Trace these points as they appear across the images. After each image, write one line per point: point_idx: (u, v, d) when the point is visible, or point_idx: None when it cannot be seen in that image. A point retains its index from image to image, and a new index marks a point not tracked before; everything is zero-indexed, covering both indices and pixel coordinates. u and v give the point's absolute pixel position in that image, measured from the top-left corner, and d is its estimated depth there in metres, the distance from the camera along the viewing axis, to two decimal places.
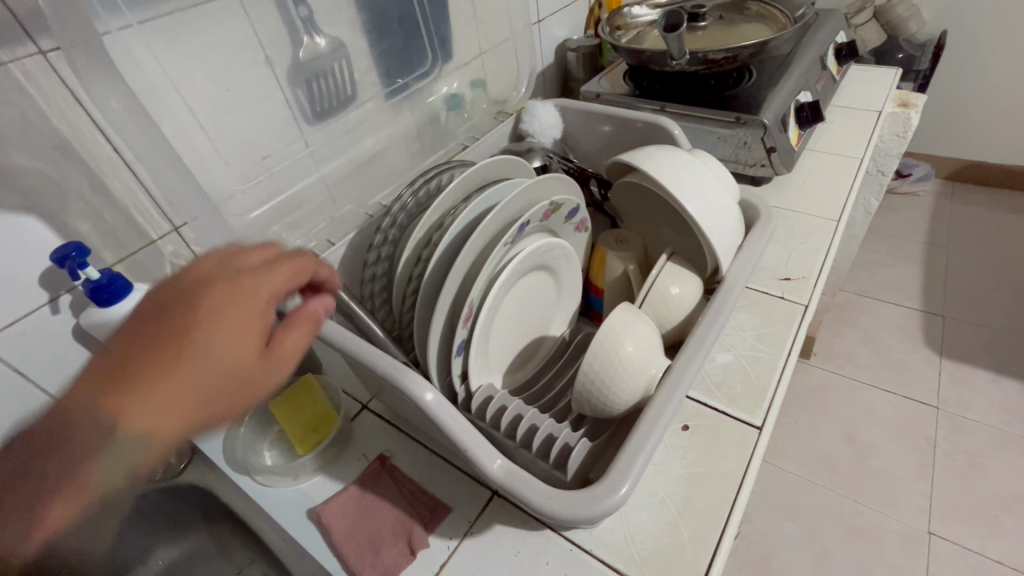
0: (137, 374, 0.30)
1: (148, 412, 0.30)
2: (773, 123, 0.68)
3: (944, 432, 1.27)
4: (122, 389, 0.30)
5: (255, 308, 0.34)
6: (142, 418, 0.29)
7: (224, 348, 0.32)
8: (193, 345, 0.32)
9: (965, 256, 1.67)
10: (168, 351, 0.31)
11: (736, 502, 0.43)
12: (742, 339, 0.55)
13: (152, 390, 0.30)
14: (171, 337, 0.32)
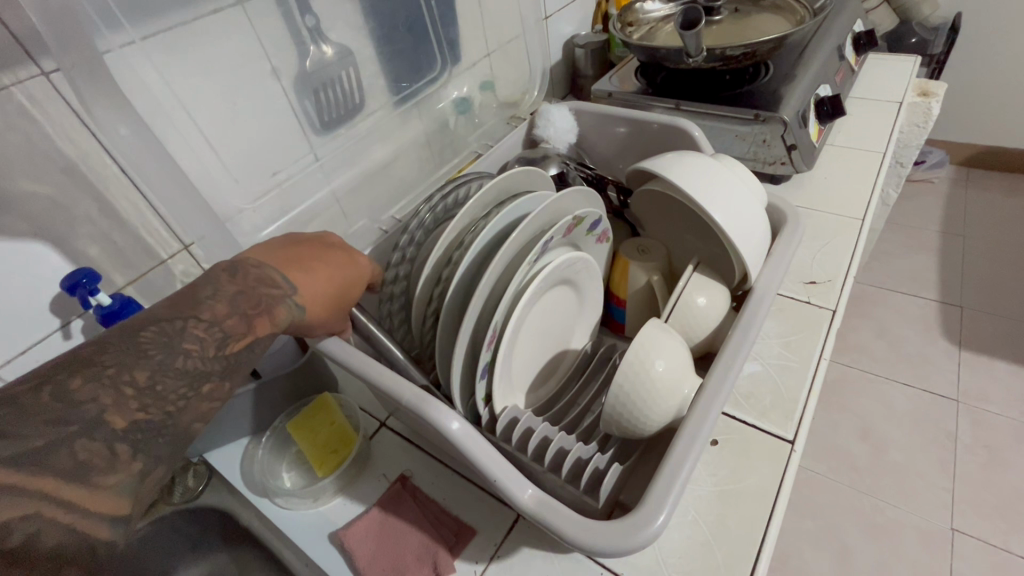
0: (298, 267, 0.37)
1: (308, 290, 0.36)
2: (793, 119, 0.66)
3: (964, 426, 1.24)
4: (294, 269, 0.36)
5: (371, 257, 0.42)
6: (304, 296, 0.36)
7: (357, 277, 0.40)
8: (341, 263, 0.39)
9: (982, 243, 1.63)
10: (323, 259, 0.38)
11: (771, 522, 0.41)
12: (769, 348, 0.53)
13: (312, 277, 0.37)
14: (323, 251, 0.39)
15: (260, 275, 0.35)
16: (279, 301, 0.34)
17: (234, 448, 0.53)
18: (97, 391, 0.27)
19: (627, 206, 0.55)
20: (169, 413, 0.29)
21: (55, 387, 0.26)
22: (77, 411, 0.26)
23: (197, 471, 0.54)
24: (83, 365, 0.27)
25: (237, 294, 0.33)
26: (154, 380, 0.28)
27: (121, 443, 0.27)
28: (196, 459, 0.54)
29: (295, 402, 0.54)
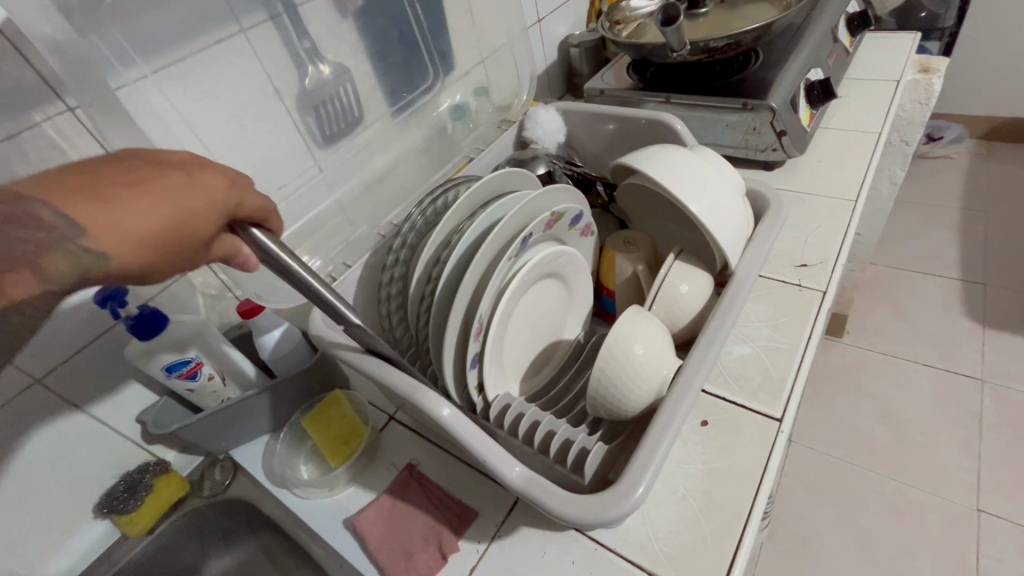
0: (94, 197, 0.28)
1: (102, 231, 0.27)
2: (782, 106, 0.67)
3: (989, 404, 1.22)
4: (77, 205, 0.27)
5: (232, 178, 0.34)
6: (95, 239, 0.26)
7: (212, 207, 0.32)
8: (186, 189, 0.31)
9: (1005, 217, 1.60)
10: (138, 191, 0.29)
11: (759, 494, 0.43)
12: (758, 329, 0.55)
13: (116, 215, 0.28)
14: (147, 179, 0.30)
15: (19, 213, 0.25)
16: (47, 246, 0.25)
17: (257, 445, 0.58)
18: None
19: (613, 201, 0.57)
20: None
21: None
22: None
23: (224, 466, 0.59)
24: None
25: None
26: None
27: None
28: (223, 455, 0.59)
29: (309, 399, 0.58)
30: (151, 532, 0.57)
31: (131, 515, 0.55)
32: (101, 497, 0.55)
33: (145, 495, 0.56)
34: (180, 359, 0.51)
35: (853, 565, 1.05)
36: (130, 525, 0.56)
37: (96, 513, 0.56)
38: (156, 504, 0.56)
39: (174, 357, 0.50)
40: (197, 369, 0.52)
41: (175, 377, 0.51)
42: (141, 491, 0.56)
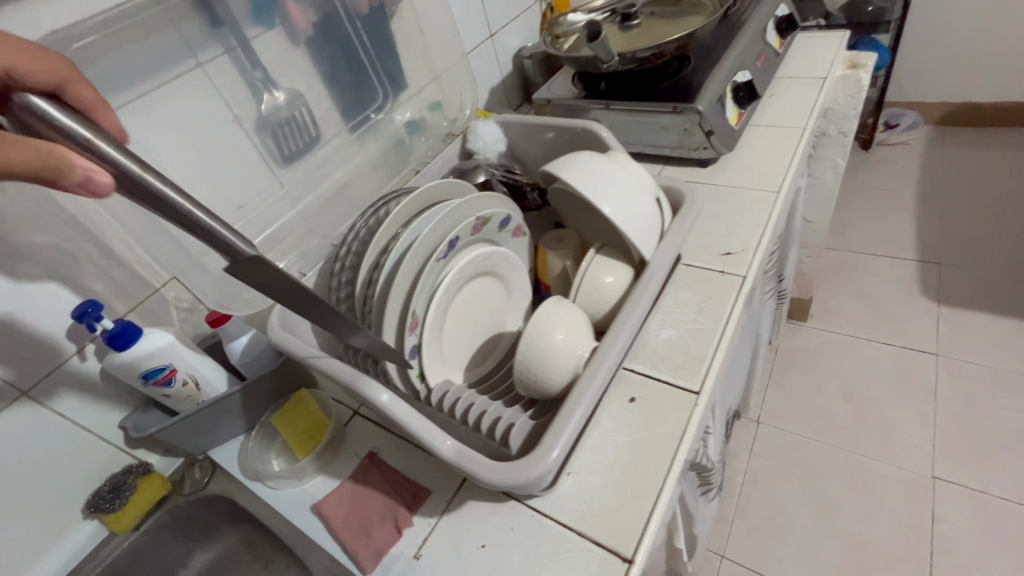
0: None
1: None
2: (707, 108, 0.73)
3: (944, 377, 1.28)
4: None
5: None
6: None
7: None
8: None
9: (958, 198, 1.67)
10: None
11: (675, 459, 0.48)
12: (684, 313, 0.60)
13: None
14: None
15: None
16: None
17: (232, 444, 0.63)
18: None
19: (547, 204, 0.62)
20: None
21: None
22: None
23: (202, 466, 0.64)
24: None
25: None
26: None
27: None
28: (201, 456, 0.64)
29: (279, 399, 0.63)
30: (136, 531, 0.61)
31: (116, 515, 0.59)
32: (90, 498, 0.60)
33: (130, 495, 0.60)
34: (156, 367, 0.55)
35: (817, 535, 1.10)
36: (115, 524, 0.60)
37: (85, 513, 0.61)
38: (139, 504, 0.61)
39: (150, 365, 0.55)
40: (172, 375, 0.56)
41: (152, 384, 0.56)
42: (126, 491, 0.60)
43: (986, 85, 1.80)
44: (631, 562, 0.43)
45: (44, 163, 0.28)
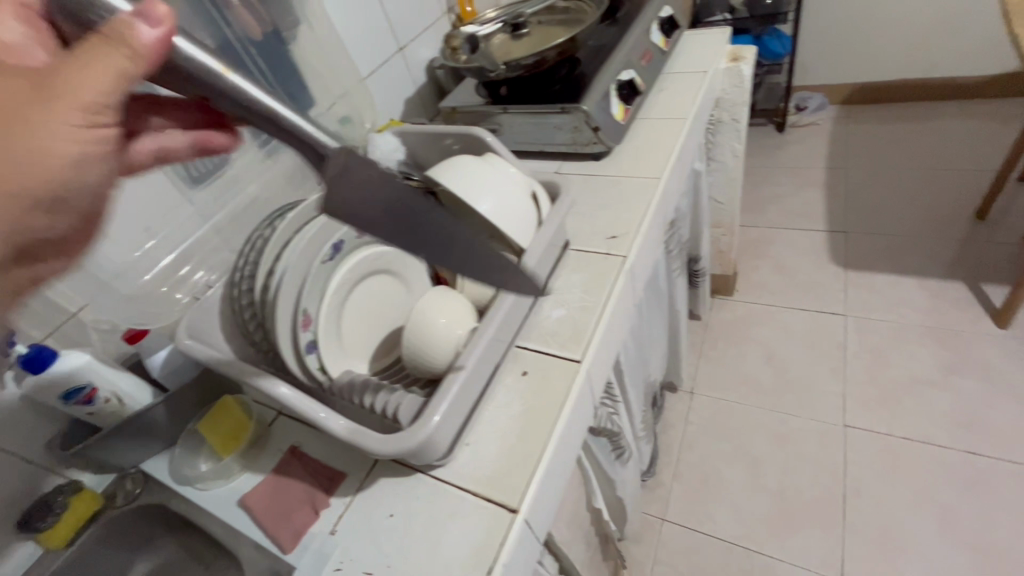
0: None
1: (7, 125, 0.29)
2: (591, 107, 0.80)
3: (853, 334, 1.40)
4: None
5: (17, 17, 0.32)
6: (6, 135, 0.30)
7: (9, 65, 0.30)
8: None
9: (862, 170, 1.81)
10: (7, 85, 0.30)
11: (557, 420, 0.55)
12: (573, 293, 0.67)
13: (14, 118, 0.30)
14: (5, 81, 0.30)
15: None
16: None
17: (164, 454, 0.66)
18: None
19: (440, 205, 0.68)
20: None
21: None
22: None
23: (135, 477, 0.66)
24: None
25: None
26: None
27: None
28: (133, 467, 0.66)
29: (203, 407, 0.66)
30: (70, 546, 0.64)
31: (47, 532, 0.62)
32: (22, 516, 0.63)
33: (61, 513, 0.62)
34: (75, 387, 0.58)
35: (746, 490, 1.20)
36: (48, 541, 0.62)
37: (18, 533, 0.63)
38: (72, 520, 0.63)
39: (69, 386, 0.58)
40: (93, 394, 0.59)
41: (73, 403, 0.59)
42: (55, 510, 0.62)
43: (880, 65, 1.96)
44: (517, 512, 0.49)
45: (118, 37, 0.30)
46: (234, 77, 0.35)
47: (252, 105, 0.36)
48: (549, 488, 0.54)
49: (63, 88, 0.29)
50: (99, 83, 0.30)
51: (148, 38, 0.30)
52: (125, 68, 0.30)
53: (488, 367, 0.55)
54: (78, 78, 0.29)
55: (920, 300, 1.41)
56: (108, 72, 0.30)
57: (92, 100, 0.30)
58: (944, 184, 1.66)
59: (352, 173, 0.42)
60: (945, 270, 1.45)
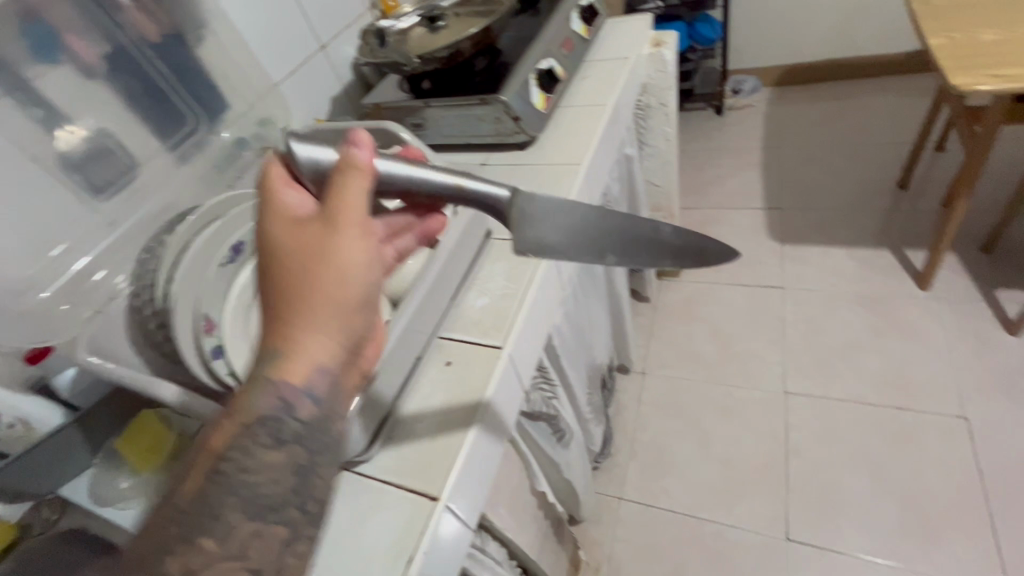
0: (310, 268, 0.35)
1: (323, 267, 0.35)
2: (510, 98, 0.81)
3: (790, 306, 1.46)
4: (316, 269, 0.35)
5: (277, 182, 0.40)
6: (330, 271, 0.35)
7: (288, 230, 0.37)
8: (276, 258, 0.37)
9: (794, 149, 1.89)
10: (300, 247, 0.36)
11: (479, 408, 0.56)
12: (495, 282, 0.68)
13: (328, 258, 0.36)
14: (297, 243, 0.37)
15: (315, 305, 0.35)
16: (325, 301, 0.35)
17: (81, 478, 0.63)
18: (267, 469, 0.33)
19: None
20: (299, 456, 0.35)
21: (239, 490, 0.32)
22: (268, 474, 0.33)
23: (52, 503, 0.63)
24: (302, 466, 0.35)
25: (315, 336, 0.35)
26: (259, 472, 0.33)
27: (293, 515, 0.33)
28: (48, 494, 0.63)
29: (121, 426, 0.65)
30: None
31: None
32: None
33: None
34: None
35: (696, 463, 1.24)
36: None
37: None
38: None
39: None
40: None
41: None
42: None
43: (806, 46, 2.05)
44: (437, 499, 0.50)
45: (347, 166, 0.37)
46: (421, 170, 0.42)
47: (438, 179, 0.43)
48: (474, 474, 0.54)
49: (342, 212, 0.36)
50: (358, 204, 0.37)
51: (367, 155, 0.38)
52: (366, 181, 0.37)
53: (403, 359, 0.56)
54: (342, 204, 0.37)
55: (849, 269, 1.48)
56: (357, 191, 0.37)
57: (361, 216, 0.37)
58: (869, 158, 1.75)
59: (530, 204, 0.44)
60: (871, 239, 1.53)
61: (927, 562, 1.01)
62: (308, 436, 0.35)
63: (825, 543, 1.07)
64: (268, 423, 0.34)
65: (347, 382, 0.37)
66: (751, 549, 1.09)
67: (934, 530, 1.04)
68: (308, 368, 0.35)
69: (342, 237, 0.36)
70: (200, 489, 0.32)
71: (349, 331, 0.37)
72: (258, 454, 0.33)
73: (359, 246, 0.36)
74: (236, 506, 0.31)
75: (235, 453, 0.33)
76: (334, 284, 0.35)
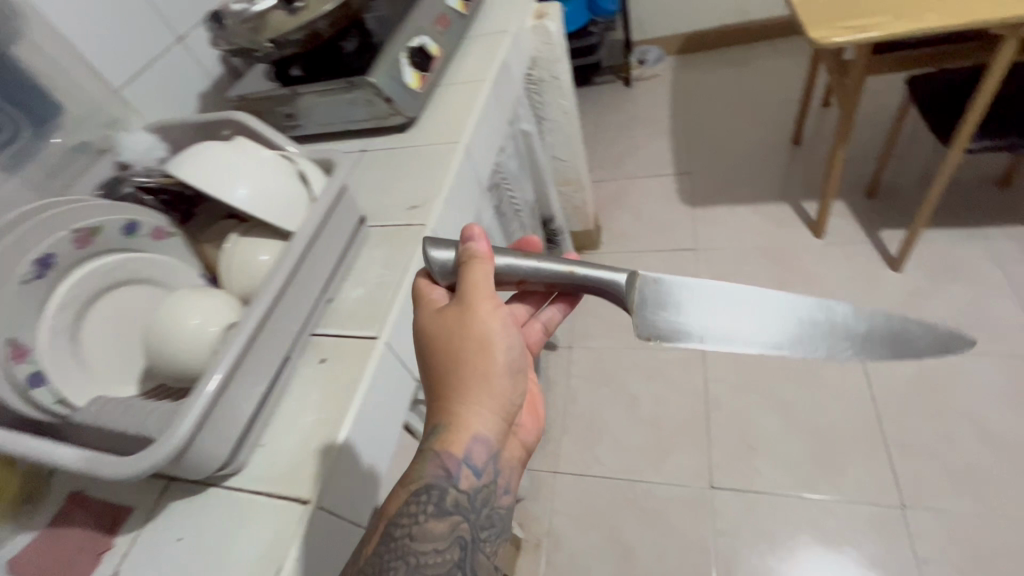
0: (461, 347, 0.52)
1: (471, 342, 0.52)
2: (379, 79, 0.78)
3: (704, 265, 1.51)
4: (464, 346, 0.52)
5: (426, 289, 0.57)
6: (482, 347, 0.52)
7: (436, 317, 0.54)
8: (432, 341, 0.53)
9: (699, 114, 1.95)
10: (449, 334, 0.52)
11: (352, 403, 0.54)
12: (373, 271, 0.65)
13: (471, 335, 0.52)
14: (446, 330, 0.52)
15: (473, 380, 0.52)
16: (479, 374, 0.52)
17: None
18: (432, 524, 0.49)
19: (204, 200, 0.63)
20: (454, 506, 0.50)
21: (414, 538, 0.48)
22: (438, 525, 0.49)
23: None
24: (456, 517, 0.50)
25: (476, 408, 0.51)
26: (430, 524, 0.49)
27: (453, 552, 0.49)
28: None
29: None
30: None
31: None
32: None
33: None
34: None
35: (626, 427, 1.27)
36: None
37: None
38: None
39: None
40: None
41: None
42: None
43: (703, 14, 2.11)
44: (308, 502, 0.48)
45: (474, 258, 0.54)
46: (530, 260, 0.58)
47: (547, 269, 0.58)
48: (354, 471, 0.53)
49: (473, 293, 0.52)
50: (485, 287, 0.53)
51: (482, 245, 0.55)
52: (486, 267, 0.54)
53: (266, 363, 0.53)
54: (476, 289, 0.53)
55: (754, 225, 1.55)
56: (484, 274, 0.54)
57: (488, 298, 0.53)
58: (766, 118, 1.83)
59: (653, 294, 0.59)
60: (772, 194, 1.60)
61: (834, 488, 1.08)
62: (466, 500, 0.51)
63: (744, 485, 1.12)
64: (434, 489, 0.50)
65: (499, 444, 0.53)
66: (679, 501, 1.14)
67: (838, 458, 1.11)
68: (468, 436, 0.50)
69: (481, 317, 0.52)
70: (383, 545, 0.48)
71: (494, 401, 0.52)
72: (426, 524, 0.49)
73: (495, 322, 0.52)
74: (409, 569, 0.46)
75: (409, 519, 0.48)
76: (479, 355, 0.52)
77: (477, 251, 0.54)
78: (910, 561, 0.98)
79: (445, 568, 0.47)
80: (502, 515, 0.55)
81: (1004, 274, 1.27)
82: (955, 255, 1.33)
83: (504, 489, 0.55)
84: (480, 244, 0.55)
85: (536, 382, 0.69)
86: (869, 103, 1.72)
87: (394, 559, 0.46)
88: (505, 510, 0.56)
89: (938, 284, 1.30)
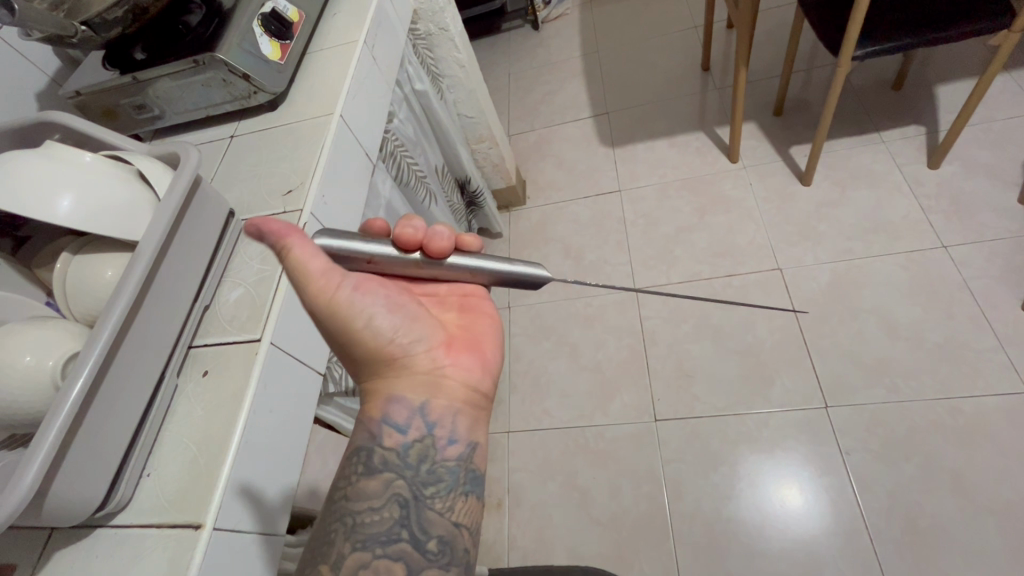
0: (330, 333, 0.48)
1: (333, 324, 0.47)
2: (230, 55, 0.70)
3: (628, 206, 1.51)
4: (329, 331, 0.48)
5: None
6: (347, 324, 0.47)
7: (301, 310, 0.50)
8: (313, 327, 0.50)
9: (610, 50, 1.91)
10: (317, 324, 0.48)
11: (238, 411, 0.50)
12: (250, 268, 0.61)
13: (324, 320, 0.47)
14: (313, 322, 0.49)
15: (366, 350, 0.49)
16: (365, 343, 0.48)
17: None
18: (363, 484, 0.47)
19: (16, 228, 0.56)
20: (384, 468, 0.48)
21: (347, 500, 0.47)
22: (370, 488, 0.47)
23: None
24: (385, 475, 0.47)
25: (382, 372, 0.50)
26: (358, 490, 0.47)
27: (389, 508, 0.46)
28: None
29: None
30: None
31: None
32: None
33: None
34: None
35: (571, 376, 1.29)
36: None
37: None
38: None
39: None
40: None
41: None
42: None
43: None
44: (202, 525, 0.45)
45: (280, 248, 0.44)
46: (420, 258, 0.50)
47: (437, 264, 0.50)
48: (255, 482, 0.50)
49: (293, 282, 0.45)
50: (306, 269, 0.44)
51: (281, 226, 0.44)
52: (295, 247, 0.44)
53: (134, 387, 0.48)
54: (296, 276, 0.45)
55: (673, 158, 1.56)
56: (294, 257, 0.44)
57: (318, 277, 0.45)
58: (674, 48, 1.82)
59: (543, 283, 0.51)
60: (688, 124, 1.60)
61: (766, 401, 1.14)
62: (398, 458, 0.48)
63: (685, 413, 1.17)
64: (363, 450, 0.49)
65: (421, 396, 0.49)
66: (627, 439, 1.18)
67: (768, 372, 1.17)
68: (380, 397, 0.50)
69: (320, 301, 0.46)
70: (323, 513, 0.47)
71: (395, 360, 0.50)
72: (359, 486, 0.47)
73: (343, 298, 0.46)
74: (347, 531, 0.45)
75: (345, 482, 0.48)
76: (345, 328, 0.47)
77: (270, 235, 0.44)
78: (837, 456, 1.06)
79: (384, 526, 0.45)
80: (454, 468, 0.49)
81: (903, 174, 1.33)
82: (858, 162, 1.39)
83: (450, 442, 0.49)
84: (262, 229, 0.43)
85: (489, 313, 0.58)
86: (766, 23, 1.75)
87: (332, 523, 0.46)
88: (462, 462, 0.49)
89: (845, 193, 1.35)
